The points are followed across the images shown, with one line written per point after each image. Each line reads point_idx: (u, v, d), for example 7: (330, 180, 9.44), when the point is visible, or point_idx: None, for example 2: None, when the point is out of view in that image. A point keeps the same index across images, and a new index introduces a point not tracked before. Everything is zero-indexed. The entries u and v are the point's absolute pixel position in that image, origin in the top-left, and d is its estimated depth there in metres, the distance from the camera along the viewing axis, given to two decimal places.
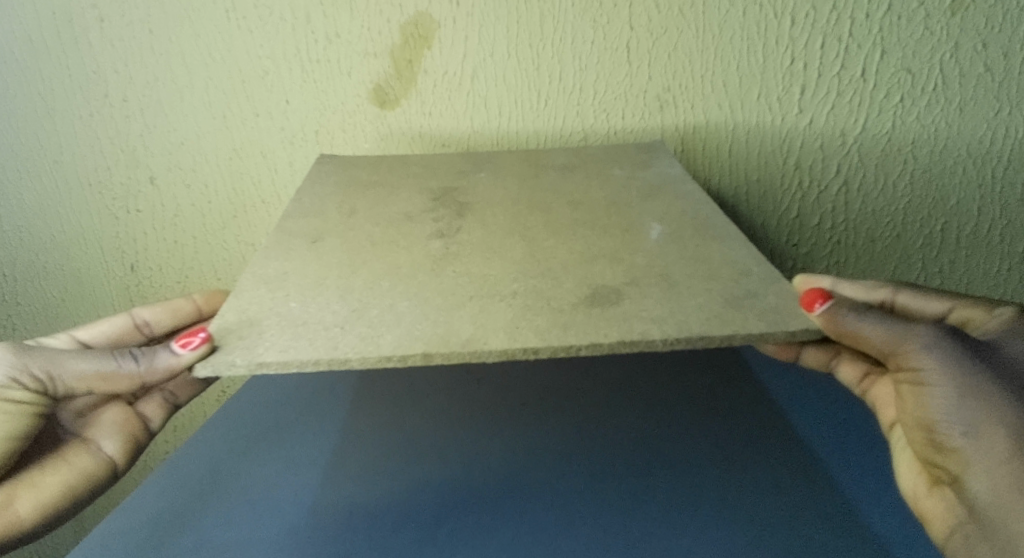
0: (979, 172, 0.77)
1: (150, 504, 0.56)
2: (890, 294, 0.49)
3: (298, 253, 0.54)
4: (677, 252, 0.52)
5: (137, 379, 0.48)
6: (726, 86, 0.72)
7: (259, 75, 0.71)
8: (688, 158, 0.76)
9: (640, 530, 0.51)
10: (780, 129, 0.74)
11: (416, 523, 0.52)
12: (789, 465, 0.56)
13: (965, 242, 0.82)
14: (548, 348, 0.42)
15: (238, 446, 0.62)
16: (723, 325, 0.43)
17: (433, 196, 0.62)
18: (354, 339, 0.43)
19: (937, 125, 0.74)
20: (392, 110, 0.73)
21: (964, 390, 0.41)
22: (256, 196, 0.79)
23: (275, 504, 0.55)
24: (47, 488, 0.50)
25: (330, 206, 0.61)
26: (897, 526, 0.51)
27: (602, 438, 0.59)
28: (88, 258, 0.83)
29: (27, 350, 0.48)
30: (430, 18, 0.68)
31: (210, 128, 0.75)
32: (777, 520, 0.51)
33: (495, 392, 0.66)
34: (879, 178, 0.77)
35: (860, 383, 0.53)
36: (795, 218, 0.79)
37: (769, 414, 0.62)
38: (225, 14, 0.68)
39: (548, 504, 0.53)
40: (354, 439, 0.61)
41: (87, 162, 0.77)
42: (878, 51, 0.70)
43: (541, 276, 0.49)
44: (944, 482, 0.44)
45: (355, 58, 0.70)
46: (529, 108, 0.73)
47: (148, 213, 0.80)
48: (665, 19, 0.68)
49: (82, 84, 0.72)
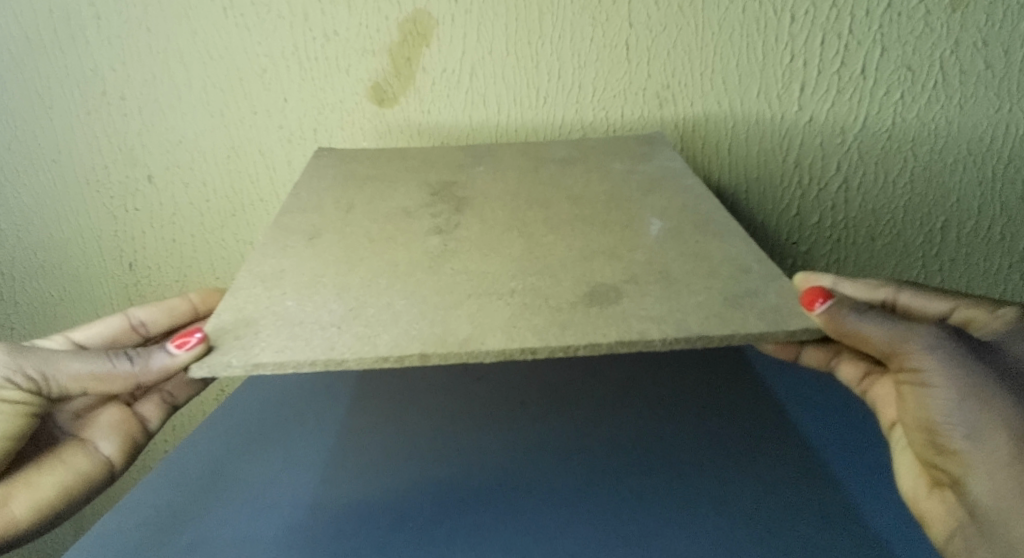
0: (980, 169, 0.76)
1: (149, 503, 0.56)
2: (891, 294, 0.48)
3: (296, 250, 0.53)
4: (677, 249, 0.51)
5: (132, 380, 0.47)
6: (726, 84, 0.71)
7: (257, 73, 0.71)
8: (688, 155, 0.76)
9: (641, 528, 0.51)
10: (780, 126, 0.74)
11: (415, 522, 0.52)
12: (789, 465, 0.56)
13: (965, 240, 0.81)
14: (546, 348, 0.42)
15: (237, 445, 0.62)
16: (723, 324, 0.43)
17: (433, 191, 0.62)
18: (352, 339, 0.43)
19: (937, 121, 0.74)
20: (390, 108, 0.73)
21: (965, 391, 0.41)
22: (255, 195, 0.79)
23: (273, 504, 0.55)
24: (44, 489, 0.49)
25: (328, 202, 0.60)
26: (897, 525, 0.50)
27: (602, 437, 0.59)
28: (86, 257, 0.83)
29: (21, 350, 0.48)
30: (428, 16, 0.68)
31: (208, 127, 0.74)
32: (776, 521, 0.51)
33: (494, 390, 0.66)
34: (878, 176, 0.77)
35: (861, 383, 0.52)
36: (795, 215, 0.79)
37: (769, 412, 0.62)
38: (222, 11, 0.68)
39: (550, 504, 0.53)
40: (353, 439, 0.61)
41: (83, 160, 0.77)
42: (878, 48, 0.69)
43: (541, 274, 0.49)
44: (944, 484, 0.44)
45: (353, 56, 0.70)
46: (528, 105, 0.73)
47: (146, 212, 0.80)
48: (665, 17, 0.68)
49: (79, 81, 0.72)
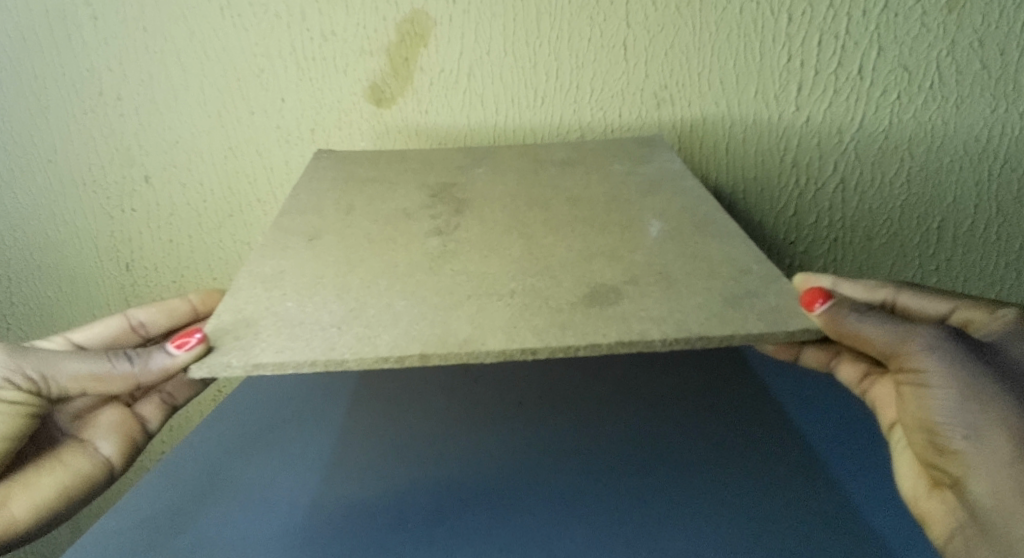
0: (976, 169, 0.77)
1: (148, 504, 0.56)
2: (891, 295, 0.48)
3: (296, 251, 0.53)
4: (676, 250, 0.51)
5: (132, 380, 0.47)
6: (723, 84, 0.71)
7: (254, 73, 0.71)
8: (685, 155, 0.76)
9: (639, 529, 0.51)
10: (777, 126, 0.74)
11: (413, 522, 0.52)
12: (788, 465, 0.56)
13: (962, 240, 0.81)
14: (547, 348, 0.42)
15: (236, 446, 0.61)
16: (722, 325, 0.43)
17: (432, 192, 0.62)
18: (352, 339, 0.43)
19: (934, 122, 0.74)
20: (389, 108, 0.73)
21: (966, 392, 0.41)
22: (253, 195, 0.79)
23: (272, 504, 0.55)
24: (43, 489, 0.49)
25: (327, 203, 0.60)
26: (897, 526, 0.51)
27: (599, 438, 0.59)
28: (83, 257, 0.83)
29: (20, 351, 0.48)
30: (426, 16, 0.68)
31: (205, 126, 0.74)
32: (776, 521, 0.51)
33: (493, 390, 0.66)
34: (875, 177, 0.77)
35: (861, 383, 0.52)
36: (793, 216, 0.79)
37: (768, 413, 0.62)
38: (219, 12, 0.68)
39: (547, 504, 0.53)
40: (352, 440, 0.60)
41: (81, 161, 0.76)
42: (875, 48, 0.70)
43: (540, 275, 0.49)
44: (944, 484, 0.44)
45: (350, 56, 0.70)
46: (527, 106, 0.73)
47: (143, 212, 0.80)
48: (662, 17, 0.68)
49: (76, 81, 0.72)
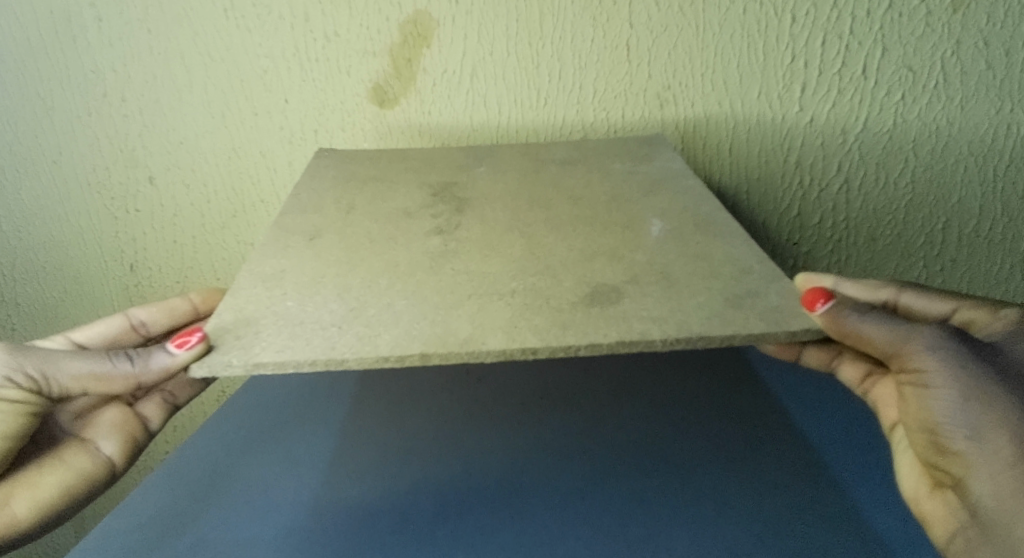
0: (981, 169, 0.76)
1: (151, 503, 0.56)
2: (893, 295, 0.48)
3: (297, 250, 0.53)
4: (678, 250, 0.51)
5: (133, 380, 0.47)
6: (727, 84, 0.71)
7: (258, 74, 0.71)
8: (689, 154, 0.75)
9: (643, 530, 0.50)
10: (781, 126, 0.74)
11: (416, 523, 0.52)
12: (791, 466, 0.56)
13: (966, 241, 0.81)
14: (547, 348, 0.42)
15: (238, 446, 0.61)
16: (724, 325, 0.43)
17: (433, 192, 0.62)
18: (353, 339, 0.43)
19: (939, 122, 0.74)
20: (391, 109, 0.73)
21: (967, 392, 0.41)
22: (256, 196, 0.79)
23: (274, 504, 0.55)
24: (46, 488, 0.49)
25: (329, 203, 0.60)
26: (899, 527, 0.50)
27: (602, 438, 0.59)
28: (86, 258, 0.83)
29: (21, 350, 0.48)
30: (428, 17, 0.68)
31: (209, 127, 0.74)
32: (778, 522, 0.51)
33: (495, 390, 0.66)
34: (879, 177, 0.77)
35: (862, 384, 0.52)
36: (796, 216, 0.79)
37: (770, 413, 0.62)
38: (223, 13, 0.68)
39: (550, 504, 0.53)
40: (353, 440, 0.60)
41: (85, 162, 0.77)
42: (879, 49, 0.69)
43: (541, 275, 0.49)
44: (946, 484, 0.43)
45: (353, 57, 0.70)
46: (529, 106, 0.73)
47: (147, 213, 0.80)
48: (666, 17, 0.68)
49: (80, 82, 0.72)
